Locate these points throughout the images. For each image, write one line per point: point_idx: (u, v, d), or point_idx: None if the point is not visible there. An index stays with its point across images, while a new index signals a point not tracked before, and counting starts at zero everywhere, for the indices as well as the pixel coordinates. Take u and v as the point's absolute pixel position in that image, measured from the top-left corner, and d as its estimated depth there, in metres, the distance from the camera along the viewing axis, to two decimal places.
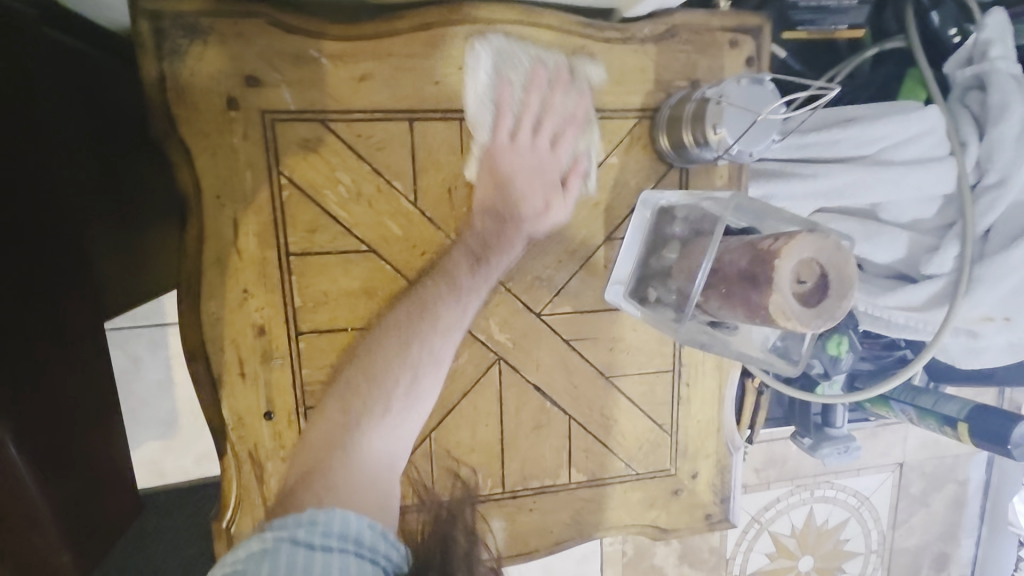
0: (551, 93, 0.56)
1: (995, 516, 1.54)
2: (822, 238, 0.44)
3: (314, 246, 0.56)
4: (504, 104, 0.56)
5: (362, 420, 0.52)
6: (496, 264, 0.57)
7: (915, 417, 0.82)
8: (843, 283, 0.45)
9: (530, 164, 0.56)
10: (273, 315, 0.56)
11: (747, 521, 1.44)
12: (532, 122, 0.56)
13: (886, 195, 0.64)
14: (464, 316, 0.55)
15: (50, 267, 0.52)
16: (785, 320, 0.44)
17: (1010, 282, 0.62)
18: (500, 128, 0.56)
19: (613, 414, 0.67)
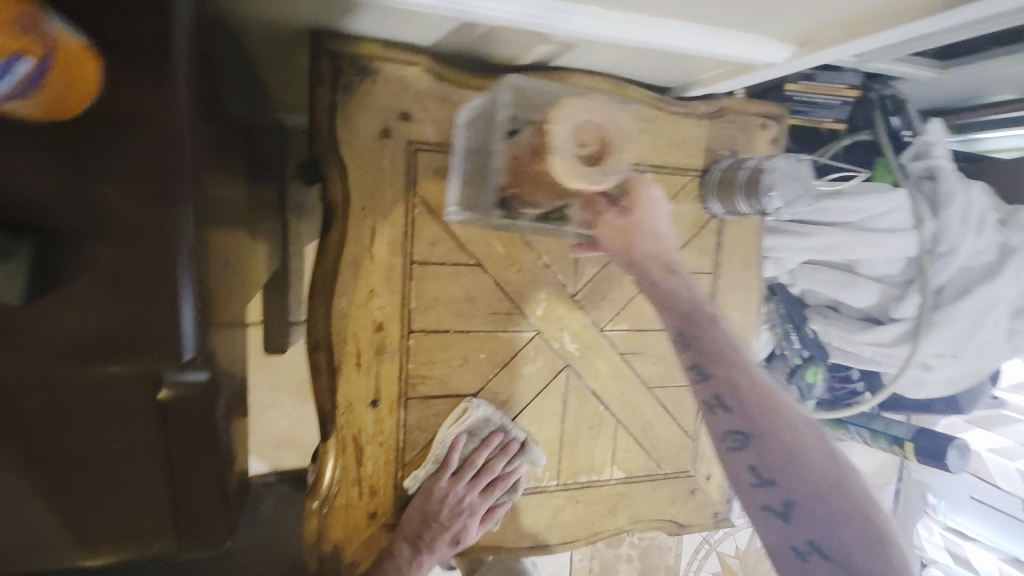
0: (495, 456, 0.71)
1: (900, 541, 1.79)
2: (587, 105, 0.51)
3: (433, 257, 0.65)
4: (449, 467, 0.69)
5: (357, 517, 0.66)
6: (481, 432, 0.70)
7: (870, 438, 1.00)
8: (616, 138, 0.51)
9: (467, 476, 0.70)
10: (392, 314, 0.64)
11: (698, 542, 1.59)
12: (465, 499, 0.70)
13: (865, 253, 0.82)
14: (442, 470, 0.68)
15: (220, 240, 0.53)
16: (577, 182, 0.50)
17: (956, 328, 0.81)
18: (435, 492, 0.68)
19: (651, 420, 0.79)
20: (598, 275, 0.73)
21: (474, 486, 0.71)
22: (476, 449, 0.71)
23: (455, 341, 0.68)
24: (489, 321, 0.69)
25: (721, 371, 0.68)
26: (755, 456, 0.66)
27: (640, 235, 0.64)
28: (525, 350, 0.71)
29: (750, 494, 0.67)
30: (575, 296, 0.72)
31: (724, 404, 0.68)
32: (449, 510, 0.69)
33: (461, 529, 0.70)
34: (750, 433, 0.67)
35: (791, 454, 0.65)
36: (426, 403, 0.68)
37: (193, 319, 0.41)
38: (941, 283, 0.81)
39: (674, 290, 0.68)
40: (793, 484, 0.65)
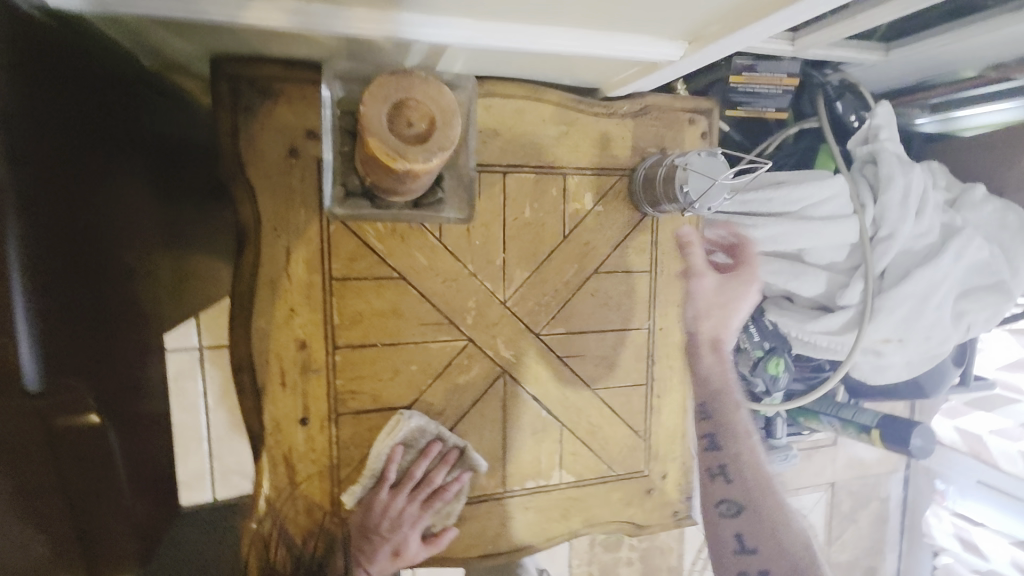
0: (435, 466, 0.71)
1: (912, 529, 1.74)
2: (407, 77, 0.46)
3: (353, 272, 0.65)
4: (387, 479, 0.68)
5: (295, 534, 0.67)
6: (418, 443, 0.70)
7: (840, 427, 0.98)
8: (446, 112, 0.46)
9: (407, 488, 0.70)
10: (314, 331, 0.65)
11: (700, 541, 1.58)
12: (406, 509, 0.70)
13: (808, 243, 0.82)
14: (378, 483, 0.68)
15: (109, 273, 0.55)
16: (400, 163, 0.45)
17: (900, 312, 0.79)
18: (374, 507, 0.68)
19: (598, 423, 0.78)
20: (529, 279, 0.72)
21: (414, 498, 0.70)
22: (415, 460, 0.70)
23: (384, 355, 0.68)
24: (418, 332, 0.69)
25: (732, 448, 0.83)
26: (740, 520, 0.83)
27: (716, 310, 0.81)
28: (458, 359, 0.71)
29: (728, 560, 0.84)
30: (507, 302, 0.72)
31: (723, 438, 0.80)
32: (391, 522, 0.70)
33: (405, 541, 0.70)
34: (744, 505, 0.83)
35: (770, 528, 0.83)
36: (359, 418, 0.68)
37: (27, 347, 0.43)
38: (883, 267, 0.80)
39: (705, 370, 0.82)
40: (770, 556, 0.82)
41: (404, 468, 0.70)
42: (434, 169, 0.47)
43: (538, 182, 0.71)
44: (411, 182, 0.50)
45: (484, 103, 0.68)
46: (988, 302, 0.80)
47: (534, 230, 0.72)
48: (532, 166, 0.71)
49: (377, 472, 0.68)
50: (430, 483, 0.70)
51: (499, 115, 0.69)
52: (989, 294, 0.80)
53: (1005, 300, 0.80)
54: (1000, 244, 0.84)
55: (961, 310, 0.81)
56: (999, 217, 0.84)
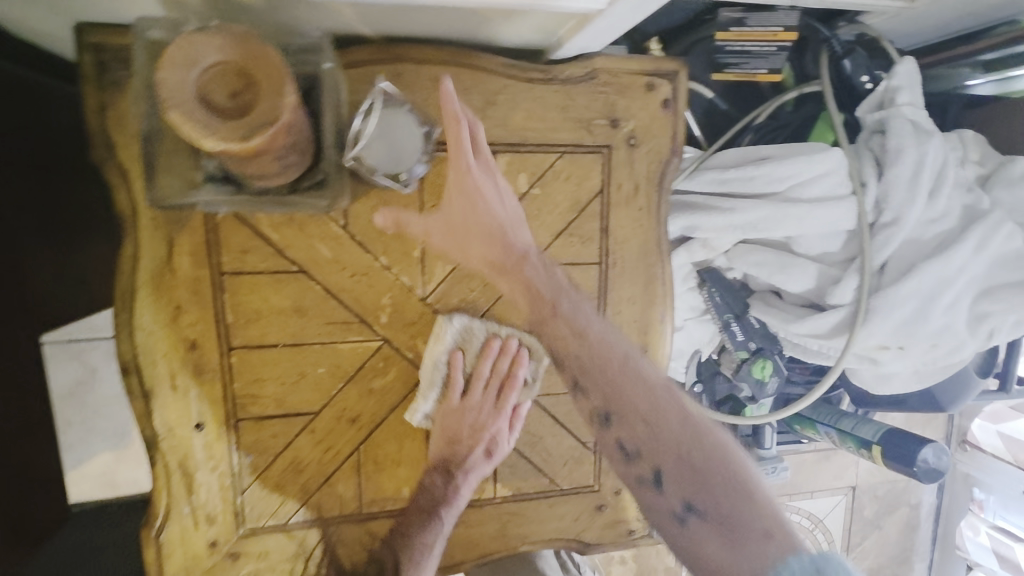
0: (498, 361, 0.66)
1: (945, 541, 1.64)
2: (226, 35, 0.36)
3: (246, 266, 0.59)
4: (457, 377, 0.65)
5: (196, 545, 0.62)
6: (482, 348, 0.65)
7: (838, 440, 0.87)
8: (275, 78, 0.36)
9: (477, 391, 0.66)
10: (205, 330, 0.59)
11: None
12: (485, 411, 0.66)
13: (794, 229, 0.70)
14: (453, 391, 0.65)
15: None
16: (211, 143, 0.35)
17: (903, 313, 0.64)
18: (452, 411, 0.66)
19: (538, 432, 0.71)
20: (452, 273, 0.64)
21: (487, 397, 0.66)
22: (478, 361, 0.66)
23: (285, 356, 0.62)
24: (324, 331, 0.62)
25: (572, 358, 0.61)
26: (614, 430, 0.60)
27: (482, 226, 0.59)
28: (372, 361, 0.64)
29: (626, 476, 0.61)
30: (426, 299, 0.64)
31: (576, 381, 0.61)
32: (476, 426, 0.66)
33: (499, 447, 0.67)
34: (613, 412, 0.60)
35: (647, 421, 0.59)
36: (261, 424, 0.62)
37: None
38: (884, 259, 0.66)
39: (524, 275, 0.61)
40: (656, 449, 0.58)
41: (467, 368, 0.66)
42: (265, 150, 0.37)
43: None
44: (247, 164, 0.40)
45: (394, 71, 0.59)
46: (1016, 303, 0.64)
47: None
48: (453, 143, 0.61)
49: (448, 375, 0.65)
50: (498, 381, 0.66)
51: (413, 85, 0.60)
52: (1019, 292, 0.64)
53: None
54: None
55: (982, 311, 0.65)
56: None
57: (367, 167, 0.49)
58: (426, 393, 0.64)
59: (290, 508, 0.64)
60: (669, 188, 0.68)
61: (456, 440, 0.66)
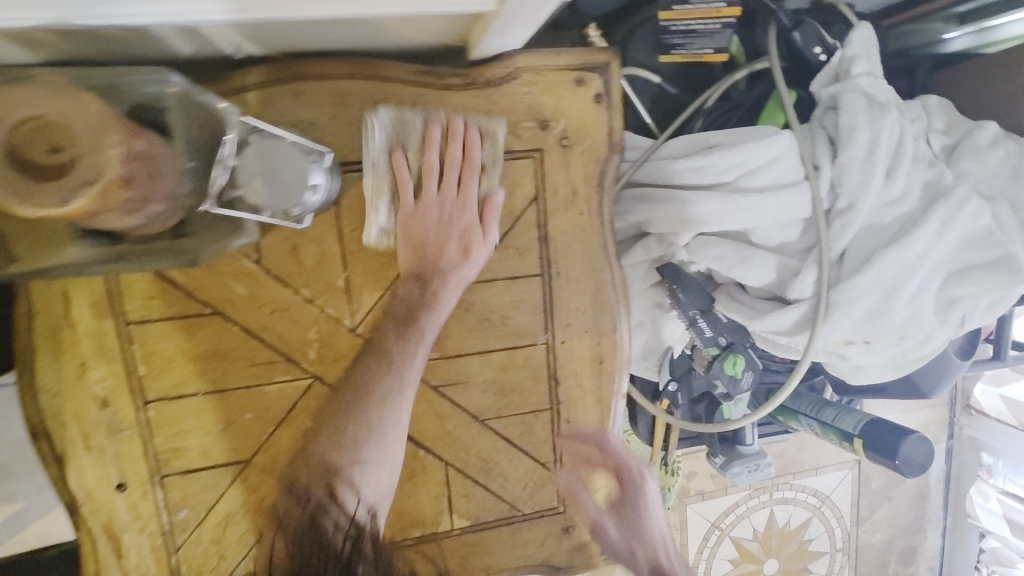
0: (451, 147, 0.55)
1: (957, 508, 1.71)
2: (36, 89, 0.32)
3: (153, 314, 0.55)
4: (406, 184, 0.54)
5: None
6: (427, 175, 0.55)
7: (819, 432, 0.83)
8: (93, 128, 0.32)
9: (435, 180, 0.55)
10: (116, 386, 0.55)
11: (708, 529, 1.59)
12: (446, 195, 0.56)
13: (747, 221, 0.65)
14: (411, 189, 0.55)
15: None
16: (27, 211, 0.31)
17: (864, 307, 0.59)
18: (412, 196, 0.55)
19: (492, 458, 0.67)
20: (382, 300, 0.60)
21: (447, 176, 0.55)
22: (425, 157, 0.55)
23: (209, 405, 0.58)
24: (248, 374, 0.58)
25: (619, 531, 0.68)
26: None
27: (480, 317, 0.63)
28: (303, 401, 0.60)
29: None
30: (356, 329, 0.60)
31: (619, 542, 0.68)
32: (443, 223, 0.57)
33: (477, 244, 0.57)
34: None
35: None
36: (190, 477, 0.58)
37: None
38: (842, 248, 0.61)
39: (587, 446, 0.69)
40: None
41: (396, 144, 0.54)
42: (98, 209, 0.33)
43: None
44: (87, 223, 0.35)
45: (292, 89, 0.54)
46: (985, 285, 0.60)
47: None
48: None
49: (398, 202, 0.55)
50: (457, 167, 0.56)
51: (314, 102, 0.54)
52: (988, 274, 0.60)
53: (1011, 283, 0.59)
54: (1012, 204, 0.64)
55: (950, 297, 0.61)
56: (1013, 165, 0.64)
57: (250, 203, 0.43)
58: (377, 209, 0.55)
59: (230, 562, 0.60)
60: (610, 189, 0.63)
61: (412, 221, 0.56)
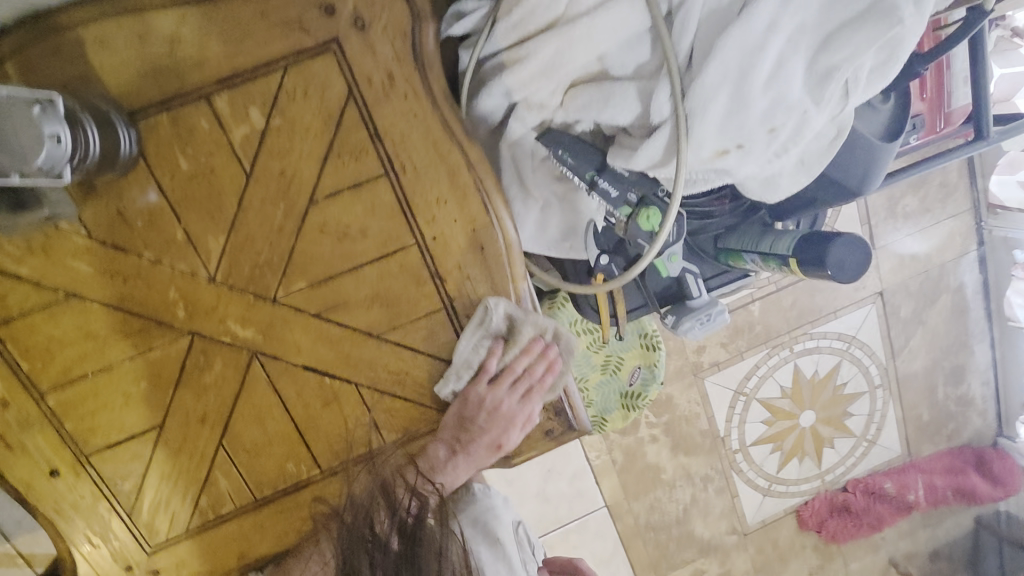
0: (534, 364, 0.65)
1: (1000, 314, 1.64)
2: None
3: (12, 311, 0.56)
4: (489, 368, 0.64)
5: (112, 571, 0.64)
6: (512, 398, 0.65)
7: (762, 264, 0.77)
8: None
9: (516, 427, 0.65)
10: (9, 387, 0.58)
11: (733, 397, 1.57)
12: (515, 407, 0.65)
13: (590, 51, 0.60)
14: (509, 399, 0.65)
15: None
16: None
17: (720, 107, 0.53)
18: (506, 378, 0.65)
19: (402, 369, 0.65)
20: (229, 242, 0.59)
21: (513, 393, 0.65)
22: (515, 357, 0.65)
23: (103, 383, 0.59)
24: (126, 347, 0.59)
25: None
26: None
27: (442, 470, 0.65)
28: (192, 358, 0.61)
29: None
30: (216, 278, 0.59)
31: None
32: (492, 412, 0.65)
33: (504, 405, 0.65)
34: None
35: None
36: (114, 450, 0.61)
37: None
38: (689, 47, 0.54)
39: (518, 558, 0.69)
40: None
41: (504, 362, 0.65)
42: None
43: (176, 122, 0.55)
44: None
45: (48, 46, 0.52)
46: (860, 42, 0.50)
47: (204, 182, 0.57)
48: (154, 104, 0.54)
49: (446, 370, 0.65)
50: (528, 381, 0.65)
51: (76, 56, 0.52)
52: (859, 29, 0.50)
53: (886, 29, 0.50)
54: None
55: (827, 68, 0.52)
56: None
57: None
58: (479, 322, 0.64)
59: (184, 516, 0.64)
60: (432, 60, 0.58)
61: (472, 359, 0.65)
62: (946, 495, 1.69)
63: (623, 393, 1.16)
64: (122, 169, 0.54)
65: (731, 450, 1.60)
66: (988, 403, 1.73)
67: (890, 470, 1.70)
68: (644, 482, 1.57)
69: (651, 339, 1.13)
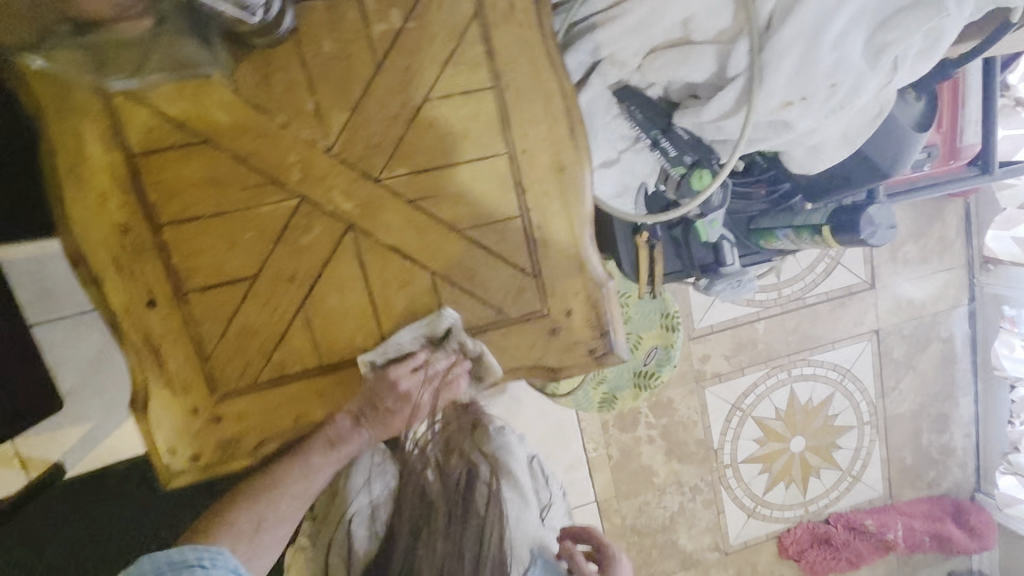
0: (445, 371, 0.72)
1: (985, 368, 1.74)
2: None
3: (154, 145, 0.64)
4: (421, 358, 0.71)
5: (178, 409, 0.69)
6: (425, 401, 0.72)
7: (794, 237, 0.87)
8: None
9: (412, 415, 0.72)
10: (131, 213, 0.64)
11: (730, 410, 1.63)
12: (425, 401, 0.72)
13: (681, 10, 0.71)
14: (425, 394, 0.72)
15: None
16: None
17: (792, 59, 0.63)
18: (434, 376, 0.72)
19: (474, 265, 0.73)
20: (350, 121, 0.67)
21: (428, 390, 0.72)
22: (426, 373, 0.71)
23: (214, 226, 0.66)
24: (242, 197, 0.66)
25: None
26: None
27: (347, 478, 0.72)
28: (295, 219, 0.68)
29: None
30: (331, 150, 0.67)
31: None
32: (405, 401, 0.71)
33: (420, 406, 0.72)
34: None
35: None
36: (207, 293, 0.67)
37: None
38: (768, 14, 0.65)
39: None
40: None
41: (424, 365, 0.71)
42: None
43: (330, 10, 0.65)
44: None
45: None
46: (911, 23, 0.61)
47: (340, 64, 0.66)
48: None
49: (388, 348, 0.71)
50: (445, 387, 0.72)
51: None
52: (912, 13, 0.61)
53: (933, 15, 0.61)
54: None
55: (880, 45, 0.62)
56: None
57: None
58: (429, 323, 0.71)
59: (255, 367, 0.69)
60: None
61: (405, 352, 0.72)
62: (924, 541, 1.72)
63: (638, 371, 1.23)
64: (276, 38, 0.63)
65: (723, 464, 1.65)
66: (968, 455, 1.80)
67: (871, 509, 1.75)
68: (637, 482, 1.60)
69: (671, 320, 1.21)
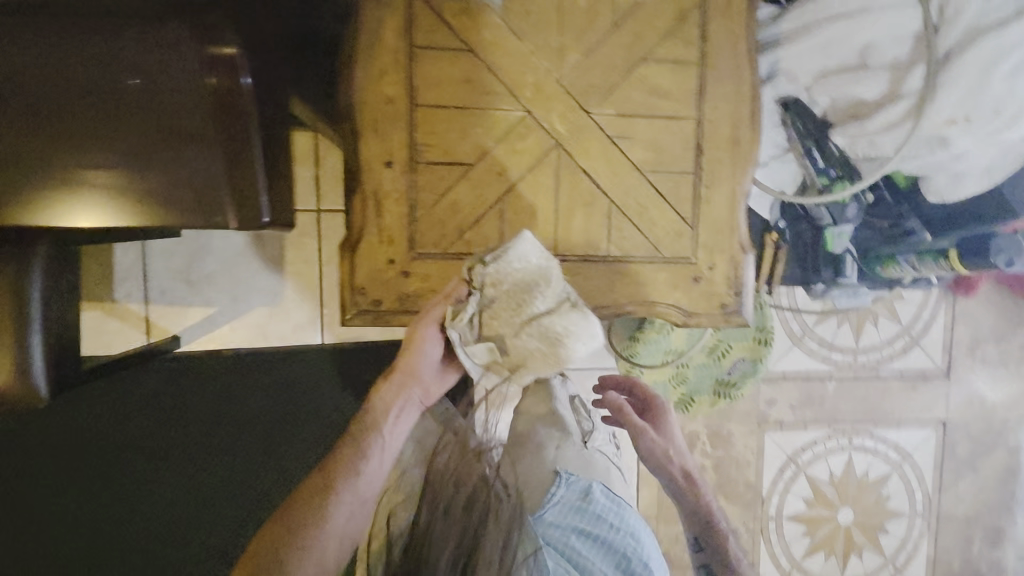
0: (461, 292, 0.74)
1: None
2: None
3: (431, 43, 0.80)
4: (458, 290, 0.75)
5: (378, 257, 0.81)
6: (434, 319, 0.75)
7: (916, 261, 0.98)
8: None
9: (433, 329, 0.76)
10: (397, 90, 0.79)
11: (785, 462, 1.65)
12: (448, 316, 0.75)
13: (864, 37, 0.83)
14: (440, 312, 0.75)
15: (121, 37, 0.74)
16: None
17: (965, 85, 0.80)
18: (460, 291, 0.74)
19: (645, 203, 0.85)
20: (581, 62, 0.82)
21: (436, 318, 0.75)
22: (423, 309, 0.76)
23: (455, 117, 0.81)
24: (481, 100, 0.81)
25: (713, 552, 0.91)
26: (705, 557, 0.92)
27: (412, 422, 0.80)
28: (517, 127, 0.82)
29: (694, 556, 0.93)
30: (561, 81, 0.82)
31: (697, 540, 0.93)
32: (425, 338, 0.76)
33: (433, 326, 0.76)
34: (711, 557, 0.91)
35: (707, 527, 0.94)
36: (433, 168, 0.81)
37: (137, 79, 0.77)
38: (947, 49, 0.81)
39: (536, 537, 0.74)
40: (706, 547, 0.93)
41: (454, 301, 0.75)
42: None
43: None
44: None
45: None
46: None
47: (587, 17, 0.81)
48: None
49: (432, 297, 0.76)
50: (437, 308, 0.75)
51: None
52: None
53: None
54: None
55: None
56: None
57: None
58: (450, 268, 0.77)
59: (450, 239, 0.82)
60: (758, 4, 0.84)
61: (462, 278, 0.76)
62: None
63: (719, 380, 1.31)
64: None
65: (767, 514, 1.65)
66: None
67: None
68: None
69: (765, 335, 1.27)
